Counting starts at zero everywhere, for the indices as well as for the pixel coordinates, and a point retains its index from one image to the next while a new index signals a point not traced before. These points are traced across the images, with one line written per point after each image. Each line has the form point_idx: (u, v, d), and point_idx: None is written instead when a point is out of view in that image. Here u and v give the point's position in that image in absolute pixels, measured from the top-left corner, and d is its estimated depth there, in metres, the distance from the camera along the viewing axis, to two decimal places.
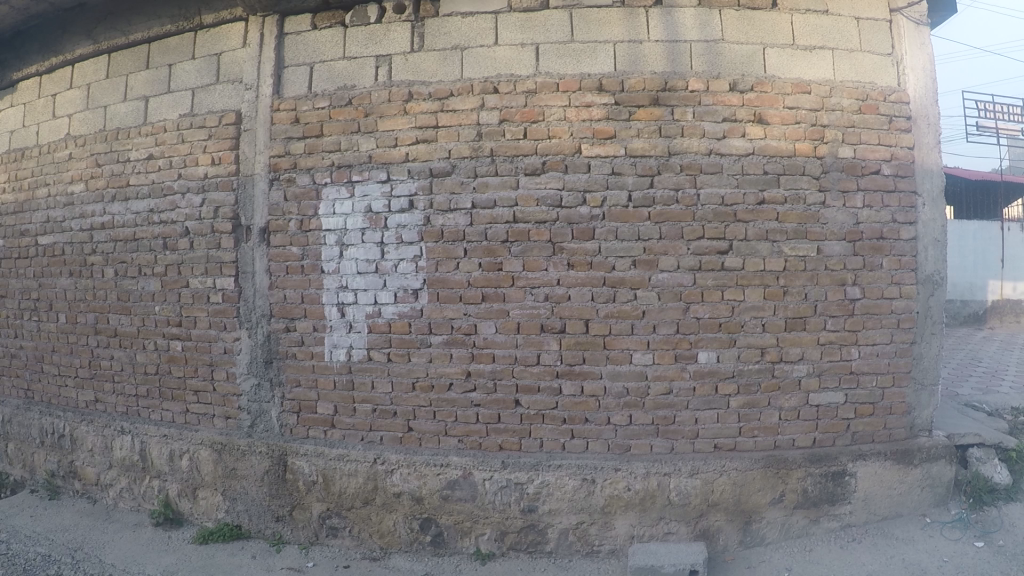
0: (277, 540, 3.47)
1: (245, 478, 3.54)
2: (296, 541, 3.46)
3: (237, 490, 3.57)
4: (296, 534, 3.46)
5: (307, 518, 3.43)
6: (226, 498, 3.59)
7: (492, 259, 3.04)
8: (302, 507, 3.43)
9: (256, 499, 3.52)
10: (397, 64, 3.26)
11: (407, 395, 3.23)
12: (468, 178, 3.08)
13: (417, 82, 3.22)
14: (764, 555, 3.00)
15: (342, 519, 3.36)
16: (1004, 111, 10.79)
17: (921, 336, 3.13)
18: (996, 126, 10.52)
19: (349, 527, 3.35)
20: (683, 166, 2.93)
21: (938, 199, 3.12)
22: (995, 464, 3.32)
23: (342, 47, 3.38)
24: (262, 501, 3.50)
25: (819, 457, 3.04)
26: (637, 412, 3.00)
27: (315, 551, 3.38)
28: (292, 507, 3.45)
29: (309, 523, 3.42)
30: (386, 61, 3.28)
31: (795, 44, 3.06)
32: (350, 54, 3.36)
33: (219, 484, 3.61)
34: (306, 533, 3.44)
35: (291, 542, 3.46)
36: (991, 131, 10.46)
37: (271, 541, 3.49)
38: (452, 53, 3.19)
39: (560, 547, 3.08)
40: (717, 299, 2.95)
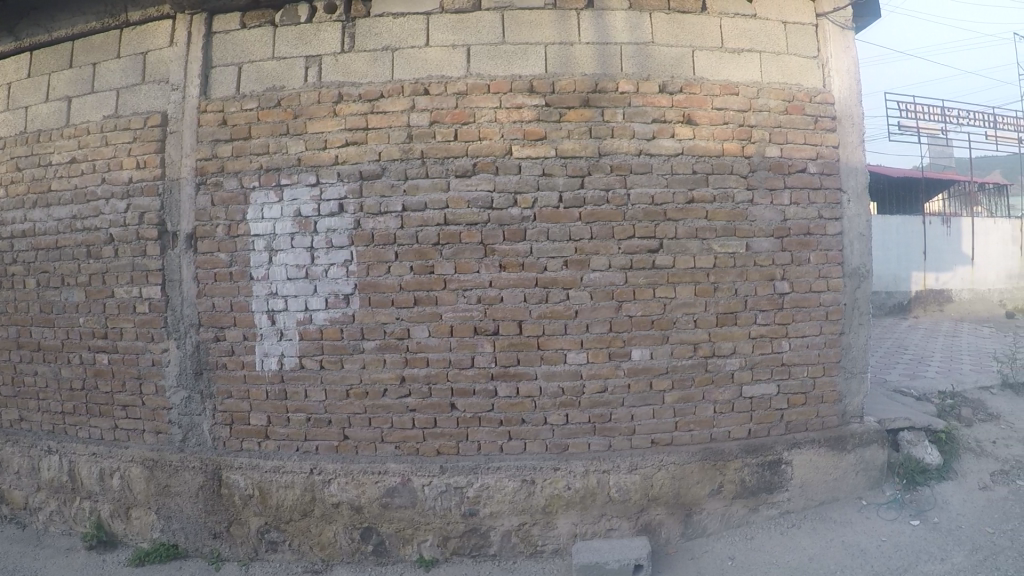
0: (215, 558, 3.34)
1: (179, 495, 3.39)
2: (234, 558, 3.34)
3: (171, 507, 3.41)
4: (234, 551, 3.34)
5: (245, 534, 3.31)
6: (160, 516, 3.44)
7: (423, 262, 3.00)
8: (240, 523, 3.32)
9: (192, 516, 3.38)
10: (327, 65, 3.19)
11: (341, 402, 3.16)
12: (399, 181, 3.04)
13: (348, 83, 3.15)
14: (705, 545, 3.05)
15: (281, 532, 3.27)
16: (924, 111, 11.26)
17: (849, 326, 3.22)
18: (916, 126, 11.00)
19: (288, 540, 3.26)
20: (613, 166, 2.95)
21: (862, 196, 3.24)
22: (925, 446, 3.48)
23: (271, 47, 3.28)
24: (197, 518, 3.37)
25: (754, 448, 3.10)
26: (573, 411, 3.00)
27: (254, 567, 3.27)
28: (229, 523, 3.33)
29: (247, 538, 3.31)
30: (316, 62, 3.20)
31: (724, 47, 3.13)
32: (279, 54, 3.26)
33: (153, 503, 3.45)
34: (245, 550, 3.32)
35: (230, 559, 3.33)
36: (913, 131, 10.93)
37: (209, 559, 3.36)
38: (383, 53, 3.13)
39: (503, 550, 3.06)
40: (649, 297, 2.98)
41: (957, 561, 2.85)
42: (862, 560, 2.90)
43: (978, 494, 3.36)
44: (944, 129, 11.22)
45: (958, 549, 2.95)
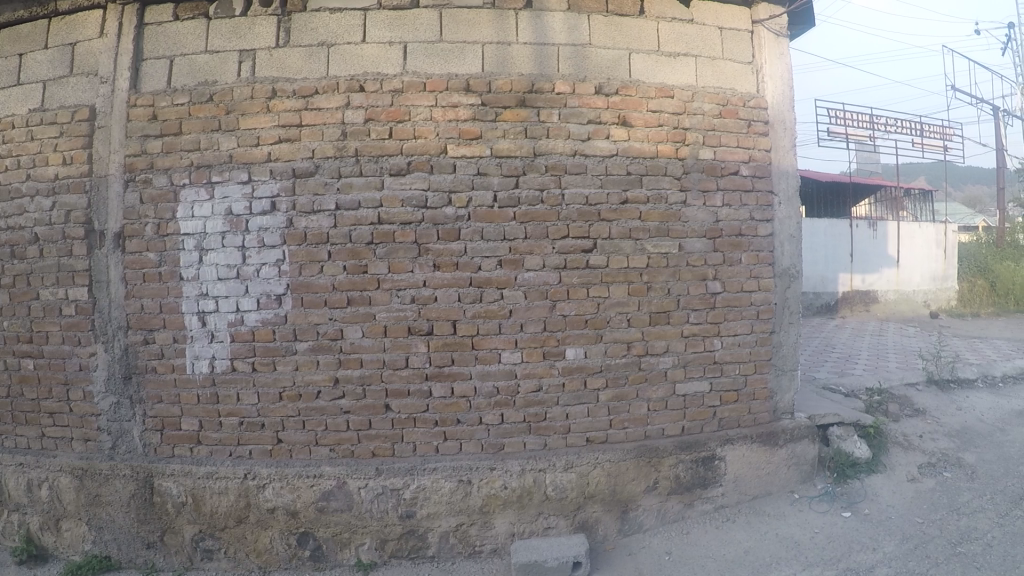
0: (149, 569, 3.22)
1: (110, 505, 3.25)
2: (169, 568, 3.23)
3: (102, 518, 3.27)
4: (169, 561, 3.23)
5: (179, 543, 3.21)
6: (92, 528, 3.29)
7: (357, 261, 2.96)
8: (174, 531, 3.21)
9: (124, 527, 3.25)
10: (262, 60, 3.11)
11: (274, 406, 3.08)
12: (332, 179, 2.99)
13: (282, 79, 3.08)
14: (643, 541, 3.08)
15: (215, 539, 3.18)
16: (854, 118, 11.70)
17: (780, 325, 3.30)
18: (845, 133, 11.47)
19: (223, 548, 3.17)
20: (548, 167, 2.95)
21: (793, 199, 3.30)
22: (854, 440, 3.59)
23: (205, 40, 3.18)
24: (130, 528, 3.24)
25: (689, 444, 3.14)
26: (508, 411, 3.00)
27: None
28: (162, 532, 3.22)
29: (182, 547, 3.21)
30: (249, 56, 3.12)
31: (660, 51, 3.14)
32: (212, 48, 3.17)
33: (83, 514, 3.30)
34: (180, 559, 3.22)
35: (164, 568, 3.23)
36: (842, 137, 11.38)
37: (143, 570, 3.24)
38: (318, 49, 3.07)
39: (442, 551, 3.03)
40: (583, 297, 2.99)
41: (887, 551, 2.96)
42: (796, 552, 2.97)
43: (907, 486, 3.49)
44: (872, 135, 11.67)
45: (888, 539, 3.06)
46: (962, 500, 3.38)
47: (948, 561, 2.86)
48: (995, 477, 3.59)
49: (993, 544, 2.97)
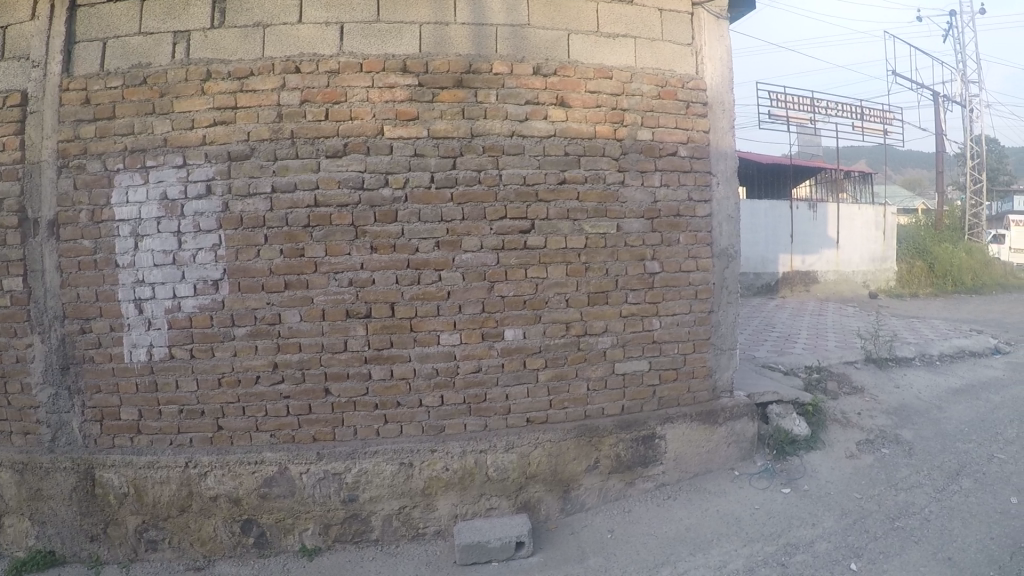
0: (95, 562, 3.14)
1: (52, 498, 3.15)
2: (114, 561, 3.15)
3: (45, 512, 3.16)
4: (113, 553, 3.15)
5: (123, 535, 3.13)
6: (34, 523, 3.18)
7: (294, 245, 2.92)
8: (117, 523, 3.13)
9: (67, 520, 3.15)
10: (196, 41, 3.04)
11: (214, 392, 3.04)
12: (268, 161, 2.94)
13: (217, 60, 3.02)
14: (585, 520, 3.11)
15: (160, 530, 3.11)
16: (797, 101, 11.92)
17: (718, 304, 3.35)
18: (785, 114, 11.61)
19: (168, 538, 3.11)
20: (485, 148, 2.94)
21: (731, 179, 3.35)
22: (794, 418, 3.66)
23: (138, 21, 3.09)
24: (72, 522, 3.15)
25: (629, 423, 3.18)
26: (448, 392, 2.99)
27: (134, 569, 3.10)
28: (106, 524, 3.14)
29: (125, 539, 3.13)
30: (183, 37, 3.04)
31: (599, 32, 3.10)
32: (146, 29, 3.08)
33: (26, 509, 3.18)
34: (124, 551, 3.14)
35: (109, 561, 3.15)
36: (783, 119, 11.59)
37: (87, 564, 3.15)
38: (253, 30, 3.00)
39: (386, 535, 3.03)
40: (521, 277, 3.00)
41: (827, 525, 3.05)
42: (736, 527, 3.04)
43: (845, 462, 3.58)
44: (812, 117, 11.93)
45: (827, 514, 3.14)
46: (899, 475, 3.49)
47: (886, 535, 2.97)
48: (930, 452, 3.73)
49: (930, 519, 3.09)
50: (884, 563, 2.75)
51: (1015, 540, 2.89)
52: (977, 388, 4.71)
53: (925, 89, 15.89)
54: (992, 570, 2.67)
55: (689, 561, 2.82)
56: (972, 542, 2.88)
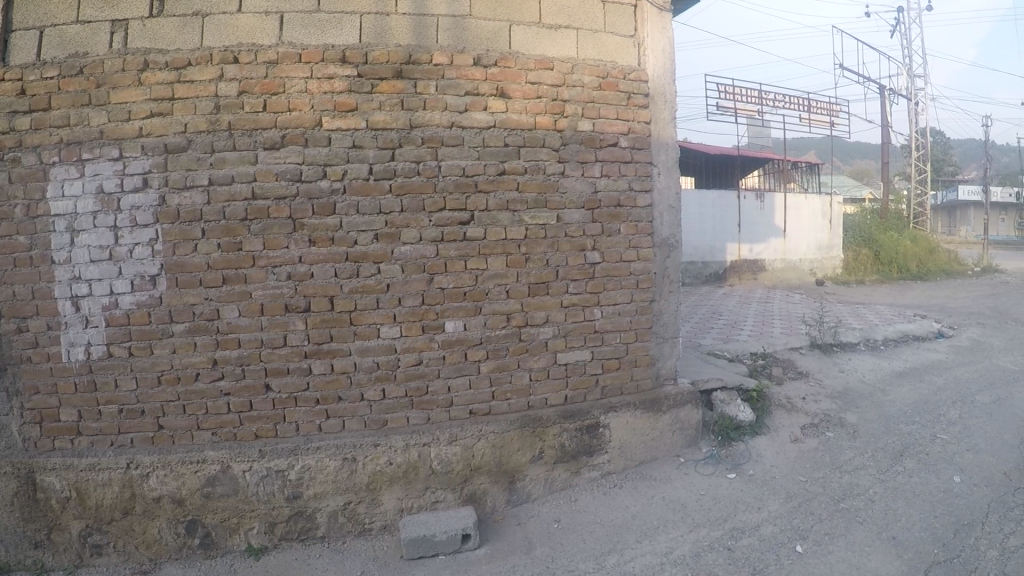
0: (38, 570, 2.99)
1: None
2: (59, 567, 3.01)
3: None
4: (58, 559, 3.01)
5: (66, 540, 3.01)
6: None
7: (232, 239, 2.87)
8: (60, 528, 3.01)
9: (9, 526, 2.99)
10: (135, 30, 2.94)
11: (153, 391, 2.97)
12: (205, 154, 2.88)
13: (155, 50, 2.93)
14: (531, 510, 3.11)
15: (104, 534, 3.01)
16: (743, 93, 12.06)
17: (660, 294, 3.39)
18: (734, 107, 11.75)
19: (113, 542, 3.01)
20: (424, 139, 2.91)
21: (671, 170, 3.40)
22: (738, 405, 3.70)
23: (76, 10, 2.97)
24: (14, 528, 2.98)
25: (572, 413, 3.19)
26: (389, 386, 2.97)
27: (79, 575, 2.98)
28: (50, 529, 3.00)
29: (70, 544, 3.01)
30: (121, 27, 2.94)
31: (541, 23, 3.10)
32: (84, 19, 2.96)
33: None
34: (69, 557, 3.02)
35: (54, 569, 3.01)
36: (731, 111, 11.71)
37: (31, 572, 3.00)
38: (192, 19, 2.93)
39: (331, 531, 3.00)
40: (460, 270, 2.99)
41: (772, 509, 3.09)
42: (683, 513, 3.07)
43: (790, 447, 3.63)
44: (760, 110, 12.11)
45: (773, 498, 3.19)
46: (843, 458, 3.55)
47: (832, 516, 3.03)
48: (873, 434, 3.80)
49: (874, 500, 3.16)
50: (828, 544, 2.82)
51: (957, 518, 3.01)
52: (920, 371, 4.84)
53: (871, 83, 16.30)
54: (936, 548, 2.78)
55: (635, 548, 2.84)
56: (915, 522, 2.97)
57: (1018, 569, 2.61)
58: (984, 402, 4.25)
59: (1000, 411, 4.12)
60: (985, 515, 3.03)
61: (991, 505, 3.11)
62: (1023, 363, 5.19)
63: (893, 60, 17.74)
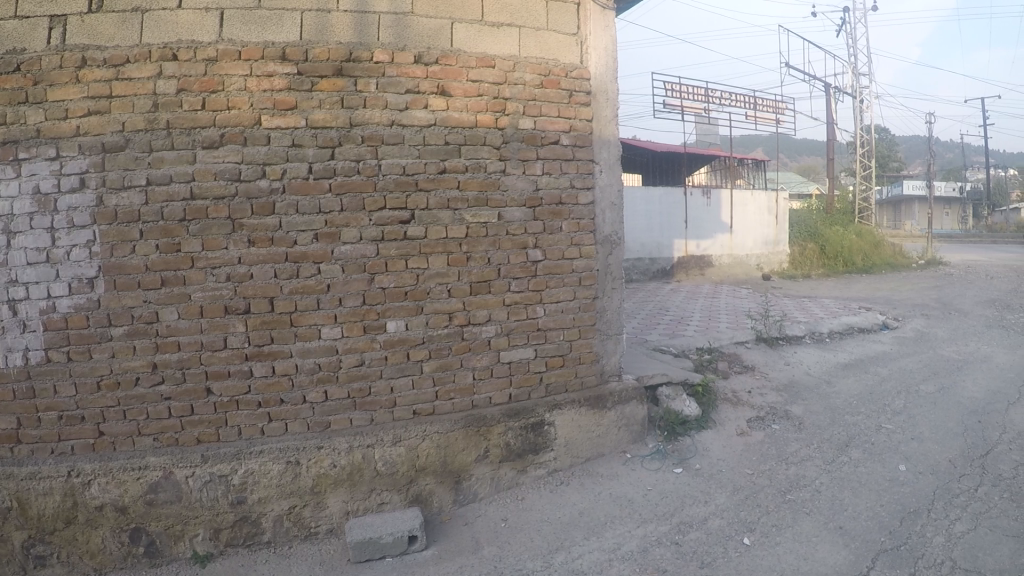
0: None
1: None
2: None
3: None
4: None
5: (8, 552, 2.85)
6: None
7: (170, 240, 2.82)
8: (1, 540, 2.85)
9: None
10: (73, 26, 2.80)
11: (93, 396, 2.86)
12: (143, 153, 2.80)
13: (93, 47, 2.81)
14: (478, 510, 3.10)
15: (47, 544, 2.87)
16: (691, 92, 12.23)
17: (603, 291, 3.40)
18: (680, 105, 11.88)
19: (57, 553, 2.88)
20: (364, 137, 2.89)
21: (614, 167, 3.40)
22: (683, 399, 3.76)
23: (14, 3, 2.80)
24: None
25: (516, 411, 3.19)
26: (331, 387, 2.94)
27: None
28: None
29: (12, 556, 2.86)
30: (60, 22, 2.80)
31: (484, 20, 3.09)
32: (22, 14, 2.80)
33: None
34: (11, 570, 2.86)
35: None
36: (677, 110, 11.84)
37: None
38: (132, 15, 2.81)
39: (277, 536, 2.94)
40: (401, 269, 2.97)
41: (719, 502, 3.11)
42: (630, 509, 3.08)
43: (736, 440, 3.66)
44: (707, 108, 12.28)
45: (720, 491, 3.21)
46: (789, 450, 3.59)
47: (779, 508, 3.06)
48: (819, 426, 3.86)
49: (821, 490, 3.20)
50: (776, 535, 2.85)
51: (903, 505, 3.06)
52: (865, 363, 4.94)
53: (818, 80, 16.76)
54: (883, 536, 2.83)
55: (583, 545, 2.84)
56: (862, 511, 3.02)
57: (963, 555, 2.67)
58: (929, 393, 4.34)
59: (944, 400, 4.23)
60: (931, 502, 3.09)
61: (936, 492, 3.18)
62: (964, 352, 5.33)
63: (840, 60, 18.21)
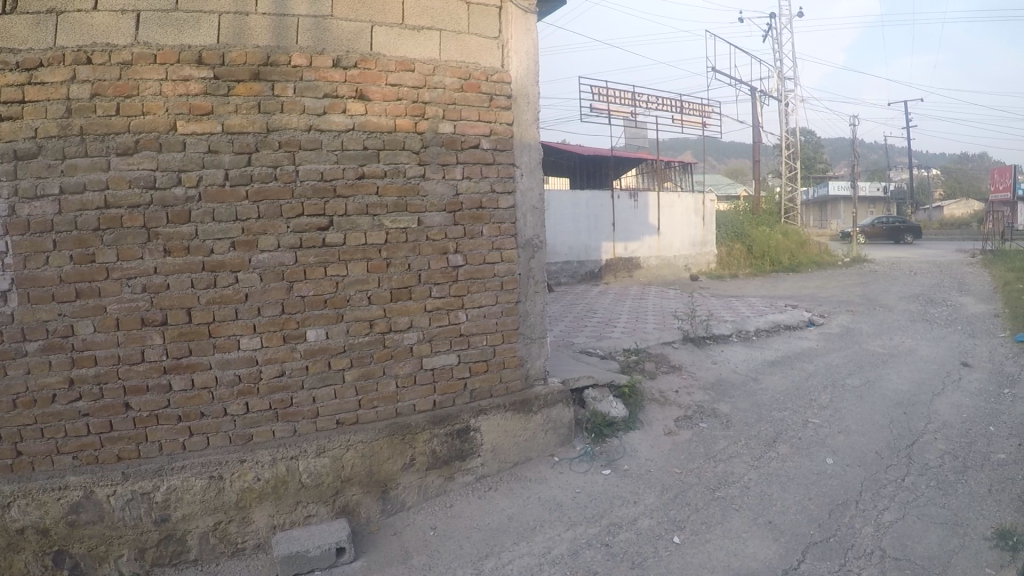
0: None
1: None
2: None
3: None
4: None
5: None
6: None
7: (84, 250, 2.67)
8: None
9: None
10: None
11: (9, 415, 2.67)
12: (56, 160, 2.65)
13: (3, 49, 2.62)
14: (407, 519, 3.07)
15: None
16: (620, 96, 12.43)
17: (525, 295, 3.42)
18: (607, 109, 12.07)
19: None
20: (281, 143, 2.84)
21: (535, 171, 3.44)
22: (610, 401, 3.77)
23: None
24: None
25: (441, 418, 3.18)
26: (252, 399, 2.88)
27: None
28: None
29: None
30: None
31: (404, 24, 3.07)
32: None
33: None
34: None
35: None
36: (604, 113, 12.02)
37: None
38: (45, 16, 2.64)
39: (204, 553, 2.84)
40: (320, 276, 2.93)
41: (648, 502, 3.14)
42: (559, 512, 3.08)
43: (664, 439, 3.70)
44: (634, 112, 12.52)
45: (649, 491, 3.24)
46: (717, 447, 3.64)
47: (707, 506, 3.10)
48: (746, 423, 3.92)
49: (749, 486, 3.25)
50: (706, 533, 2.88)
51: (832, 498, 3.13)
52: (792, 359, 5.06)
53: (744, 85, 17.33)
54: (811, 529, 2.88)
55: (513, 551, 2.82)
56: (791, 505, 3.07)
57: (891, 544, 2.74)
58: (854, 386, 4.48)
59: (870, 393, 4.35)
60: (858, 494, 3.16)
61: (864, 483, 3.26)
62: (889, 346, 5.50)
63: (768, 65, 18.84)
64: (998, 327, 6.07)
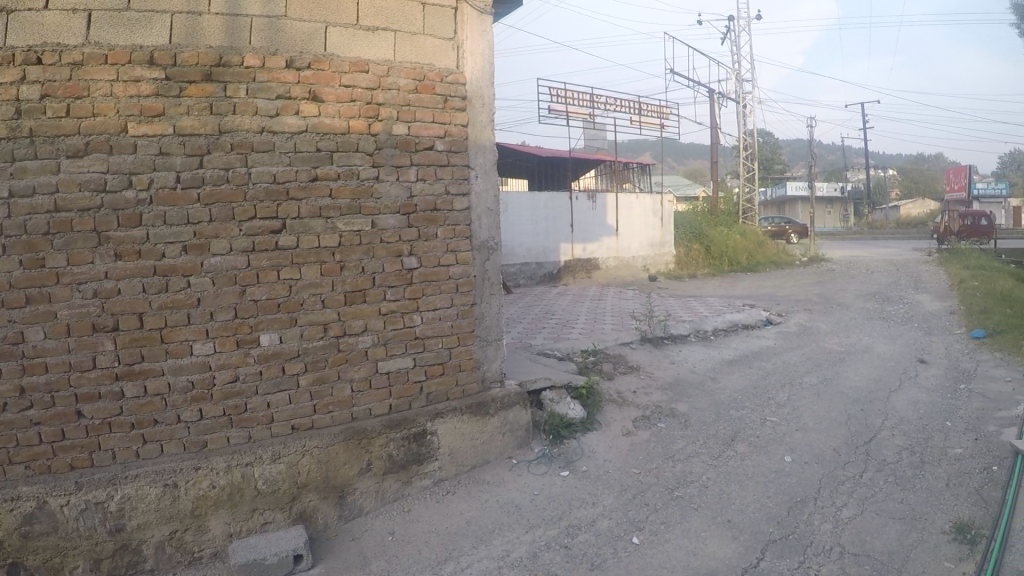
0: None
1: None
2: None
3: None
4: None
5: None
6: None
7: (34, 255, 2.59)
8: None
9: None
10: None
11: None
12: (6, 163, 2.56)
13: None
14: (365, 524, 3.05)
15: None
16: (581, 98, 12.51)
17: (481, 297, 3.42)
18: (566, 110, 12.12)
19: None
20: (233, 145, 2.81)
21: (490, 172, 3.44)
22: (567, 403, 3.79)
23: None
24: None
25: (398, 421, 3.16)
26: (206, 405, 2.83)
27: None
28: None
29: None
30: None
31: (358, 24, 3.05)
32: None
33: None
34: None
35: None
36: (562, 114, 12.06)
37: None
38: None
39: (160, 563, 2.77)
40: (273, 280, 2.90)
41: (607, 503, 3.15)
42: (518, 515, 3.08)
43: (623, 440, 3.72)
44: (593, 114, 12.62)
45: (608, 492, 3.26)
46: (675, 447, 3.67)
47: (666, 505, 3.12)
48: (704, 422, 3.96)
49: (708, 485, 3.28)
50: (665, 532, 2.90)
51: (791, 495, 3.17)
52: (749, 357, 5.13)
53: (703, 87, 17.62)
54: (770, 527, 2.92)
55: (472, 554, 2.81)
56: (750, 503, 3.11)
57: (851, 540, 2.78)
58: (810, 384, 4.56)
59: (826, 391, 4.42)
60: (816, 490, 3.21)
61: (822, 480, 3.31)
62: (844, 343, 5.62)
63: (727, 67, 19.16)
64: (949, 325, 6.23)
